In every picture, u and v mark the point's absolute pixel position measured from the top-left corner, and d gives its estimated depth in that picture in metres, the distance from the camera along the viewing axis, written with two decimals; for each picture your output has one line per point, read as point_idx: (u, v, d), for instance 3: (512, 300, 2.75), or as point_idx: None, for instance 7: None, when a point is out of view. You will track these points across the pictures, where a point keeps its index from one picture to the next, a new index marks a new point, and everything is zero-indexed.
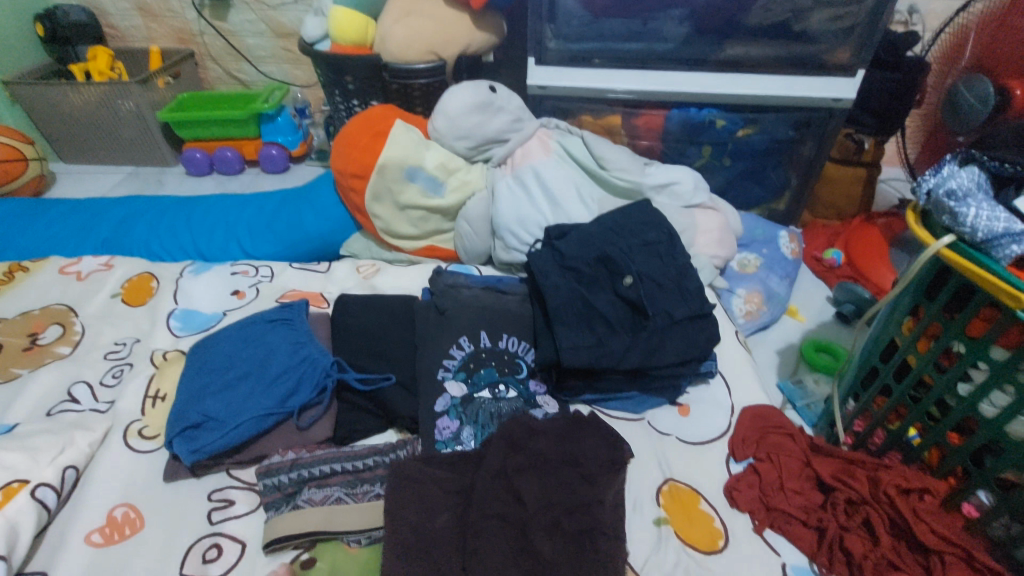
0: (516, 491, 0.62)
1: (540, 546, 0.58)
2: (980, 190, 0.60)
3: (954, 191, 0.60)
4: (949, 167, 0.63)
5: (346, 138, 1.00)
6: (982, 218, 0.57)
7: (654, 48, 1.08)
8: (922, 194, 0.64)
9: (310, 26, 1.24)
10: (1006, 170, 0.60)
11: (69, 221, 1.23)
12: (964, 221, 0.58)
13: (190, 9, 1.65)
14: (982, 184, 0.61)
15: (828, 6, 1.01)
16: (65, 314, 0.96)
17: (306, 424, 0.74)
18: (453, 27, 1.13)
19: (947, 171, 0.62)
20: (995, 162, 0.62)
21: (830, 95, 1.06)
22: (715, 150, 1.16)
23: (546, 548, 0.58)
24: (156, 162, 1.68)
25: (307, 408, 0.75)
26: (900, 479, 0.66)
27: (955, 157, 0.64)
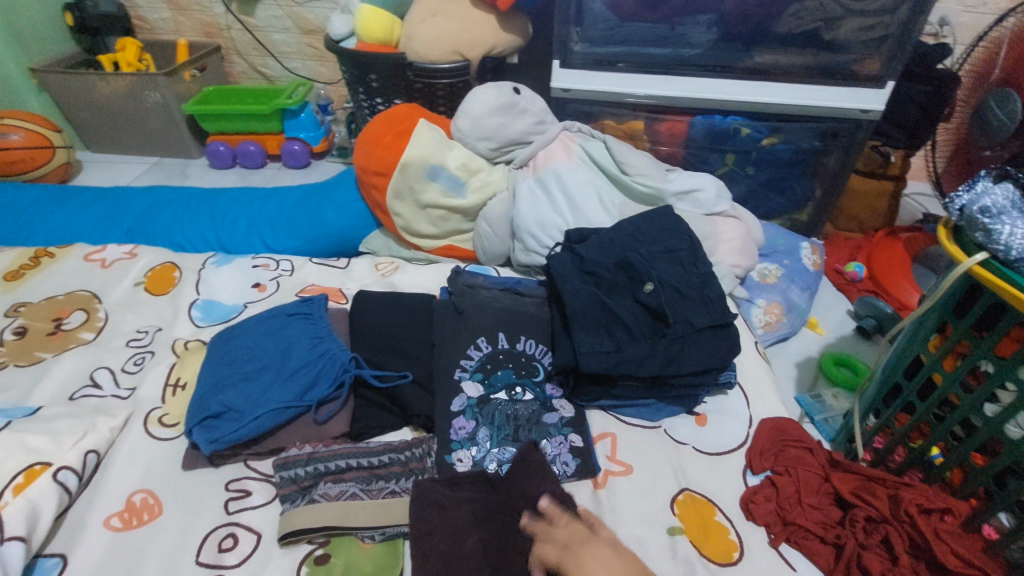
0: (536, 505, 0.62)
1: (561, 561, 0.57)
2: (1015, 208, 0.58)
3: (989, 208, 0.58)
4: (982, 184, 0.62)
5: (369, 135, 1.01)
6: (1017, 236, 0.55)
7: (681, 54, 1.08)
8: (954, 211, 0.62)
9: (338, 24, 1.25)
10: None
11: (95, 209, 1.25)
12: (998, 239, 0.56)
13: (218, 3, 1.67)
14: (1016, 202, 0.59)
15: (859, 16, 0.99)
16: (89, 300, 0.97)
17: (324, 418, 0.74)
18: (479, 28, 1.13)
19: (979, 188, 0.61)
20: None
21: (857, 106, 1.04)
22: (737, 158, 1.15)
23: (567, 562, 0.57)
24: (179, 153, 1.70)
25: (326, 402, 0.75)
26: (921, 499, 0.64)
27: (989, 174, 0.63)
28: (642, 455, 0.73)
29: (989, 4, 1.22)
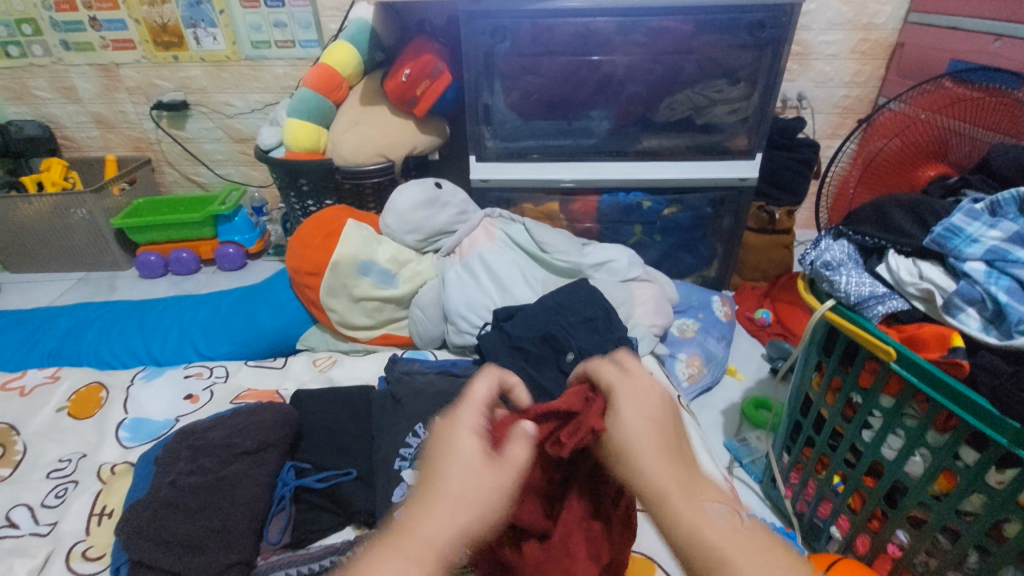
0: (250, 446, 0.77)
1: (240, 456, 0.76)
2: (1016, 240, 0.59)
3: (995, 257, 0.58)
4: (989, 218, 0.61)
5: (299, 240, 1.07)
6: (911, 277, 0.63)
7: (582, 142, 1.24)
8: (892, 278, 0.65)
9: (268, 136, 1.34)
10: (906, 248, 0.66)
11: (15, 335, 1.21)
12: (975, 287, 0.58)
13: (148, 120, 1.74)
14: None
15: (724, 103, 1.18)
16: (5, 433, 0.93)
17: (276, 538, 0.74)
18: (400, 132, 1.25)
19: (961, 206, 0.65)
20: (988, 256, 0.59)
21: (737, 176, 1.20)
22: (645, 228, 1.29)
23: (245, 459, 0.76)
24: (108, 267, 1.68)
25: (272, 523, 0.75)
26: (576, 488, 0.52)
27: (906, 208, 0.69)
28: None
29: (832, 81, 1.51)
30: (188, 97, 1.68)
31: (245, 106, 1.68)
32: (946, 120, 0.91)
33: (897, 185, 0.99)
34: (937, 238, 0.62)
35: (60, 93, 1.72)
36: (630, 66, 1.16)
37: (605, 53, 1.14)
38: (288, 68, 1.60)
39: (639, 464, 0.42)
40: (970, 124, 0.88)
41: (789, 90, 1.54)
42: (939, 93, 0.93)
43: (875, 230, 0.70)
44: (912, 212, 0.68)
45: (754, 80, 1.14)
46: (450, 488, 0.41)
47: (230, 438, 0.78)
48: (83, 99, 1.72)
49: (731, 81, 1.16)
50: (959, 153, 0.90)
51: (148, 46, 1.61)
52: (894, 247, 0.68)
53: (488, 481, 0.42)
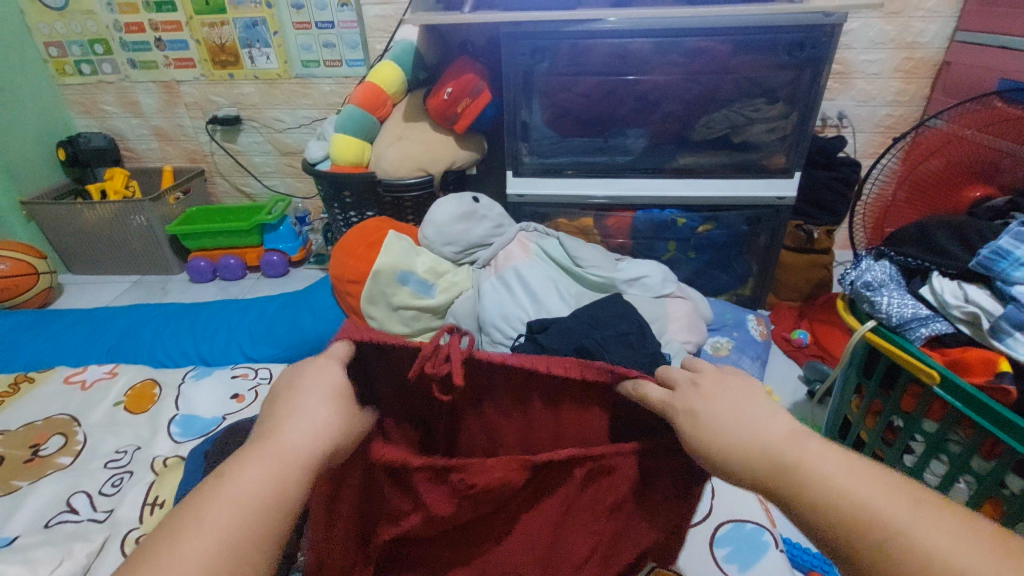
0: None
1: None
2: None
3: None
4: None
5: (343, 250, 1.12)
6: (956, 300, 0.63)
7: (617, 159, 1.25)
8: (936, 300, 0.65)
9: (315, 149, 1.41)
10: (950, 270, 0.65)
11: (78, 332, 1.30)
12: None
13: (203, 134, 1.85)
14: None
15: (762, 122, 1.18)
16: (68, 424, 0.99)
17: None
18: (440, 147, 1.29)
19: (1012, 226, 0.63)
20: None
21: (774, 195, 1.20)
22: (679, 245, 1.29)
23: None
24: (160, 271, 1.77)
25: None
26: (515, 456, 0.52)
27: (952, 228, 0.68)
28: None
29: (874, 100, 1.49)
30: (241, 112, 1.78)
31: (293, 121, 1.76)
32: (989, 140, 0.88)
33: (942, 208, 0.98)
34: (984, 260, 0.61)
35: (126, 108, 1.85)
36: (667, 85, 1.18)
37: (643, 74, 1.17)
38: (335, 86, 1.68)
39: (763, 445, 0.36)
40: (1015, 143, 0.85)
41: (829, 108, 1.52)
42: (971, 110, 0.91)
43: (919, 251, 0.69)
44: (957, 232, 0.67)
45: (793, 99, 1.14)
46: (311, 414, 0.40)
47: None
48: (146, 114, 1.85)
49: (769, 101, 1.16)
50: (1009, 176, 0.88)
51: (207, 64, 1.72)
52: (938, 269, 0.67)
53: (332, 412, 0.41)
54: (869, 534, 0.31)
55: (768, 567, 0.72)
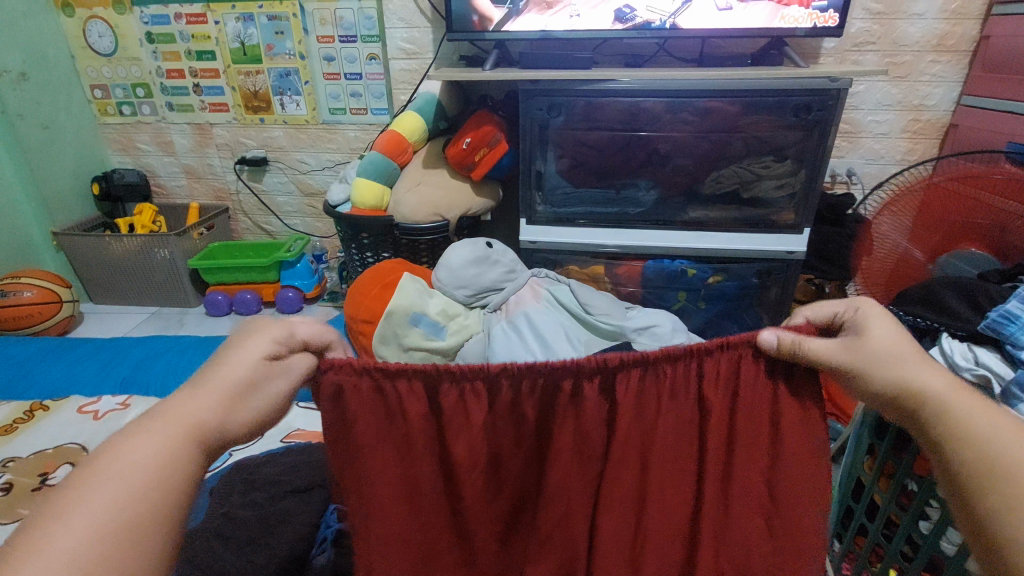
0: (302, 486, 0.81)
1: (287, 496, 0.79)
2: None
3: None
4: None
5: (358, 289, 1.15)
6: (966, 362, 0.62)
7: (629, 210, 1.29)
8: (949, 361, 0.64)
9: (337, 192, 1.46)
10: (957, 332, 0.66)
11: (95, 361, 1.32)
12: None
13: (231, 173, 1.93)
14: None
15: (770, 178, 1.21)
16: (77, 453, 1.00)
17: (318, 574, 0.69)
18: (458, 194, 1.34)
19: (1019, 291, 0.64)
20: None
21: (784, 249, 1.21)
22: (689, 295, 1.30)
23: (292, 497, 0.79)
24: (178, 303, 1.81)
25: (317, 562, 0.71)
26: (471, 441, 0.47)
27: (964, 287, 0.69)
28: None
29: (883, 159, 1.52)
30: (268, 154, 1.86)
31: (317, 164, 1.84)
32: (984, 199, 0.91)
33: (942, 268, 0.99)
34: (992, 323, 0.61)
35: (160, 147, 1.94)
36: (678, 141, 1.22)
37: (656, 130, 1.21)
38: (359, 132, 1.76)
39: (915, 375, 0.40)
40: (1011, 202, 0.88)
41: (838, 166, 1.55)
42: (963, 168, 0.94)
43: (929, 312, 0.70)
44: (967, 295, 0.68)
45: (801, 158, 1.17)
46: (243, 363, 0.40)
47: (284, 480, 0.82)
48: (178, 153, 1.94)
49: (778, 158, 1.20)
50: (1007, 236, 0.90)
51: (239, 109, 1.81)
52: (949, 330, 0.67)
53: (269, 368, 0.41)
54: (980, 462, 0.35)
55: None
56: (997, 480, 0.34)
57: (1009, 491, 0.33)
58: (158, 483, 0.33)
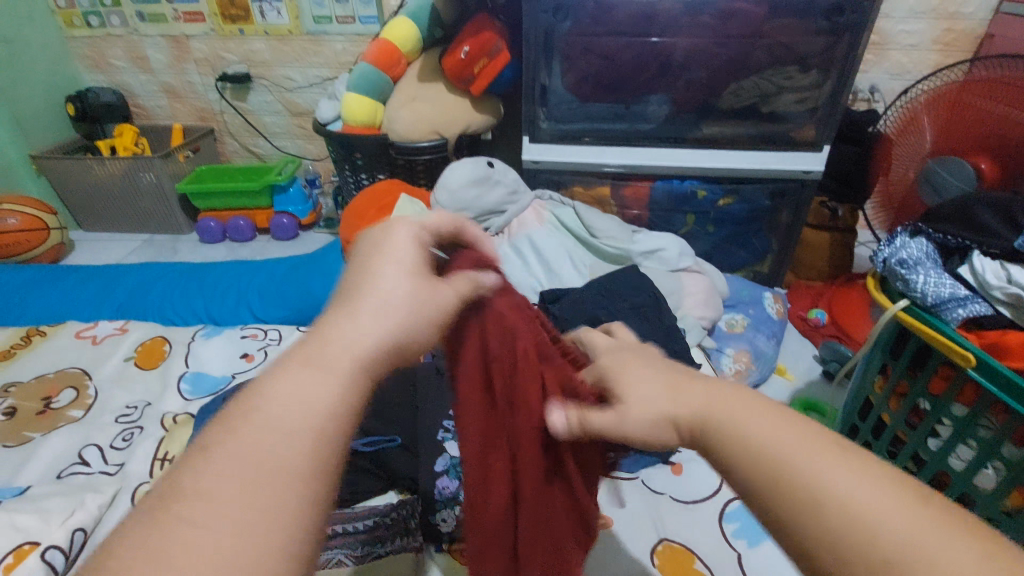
0: None
1: None
2: None
3: None
4: None
5: (355, 211, 1.12)
6: (998, 280, 0.60)
7: (638, 126, 1.21)
8: (978, 279, 0.62)
9: (326, 109, 1.37)
10: (989, 248, 0.63)
11: (89, 288, 1.30)
12: None
13: (212, 91, 1.81)
14: None
15: (792, 91, 1.12)
16: (79, 378, 1.00)
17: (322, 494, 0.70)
18: (456, 110, 1.25)
19: None
20: None
21: (801, 169, 1.15)
22: (698, 218, 1.26)
23: None
24: (170, 230, 1.76)
25: None
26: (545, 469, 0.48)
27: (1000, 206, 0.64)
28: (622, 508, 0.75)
29: (910, 73, 1.42)
30: (251, 70, 1.73)
31: (304, 80, 1.72)
32: (1004, 114, 0.86)
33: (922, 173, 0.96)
34: None
35: (134, 63, 1.80)
36: (695, 48, 1.12)
37: (671, 35, 1.11)
38: (347, 43, 1.63)
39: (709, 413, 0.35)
40: (1011, 108, 0.85)
41: (861, 81, 1.45)
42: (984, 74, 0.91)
43: (960, 229, 0.67)
44: (1001, 210, 0.64)
45: (828, 67, 1.08)
46: (359, 332, 0.35)
47: None
48: (155, 69, 1.80)
49: (803, 69, 1.11)
50: (1008, 151, 0.85)
51: (216, 19, 1.66)
52: (980, 248, 0.64)
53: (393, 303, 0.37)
54: (803, 495, 0.30)
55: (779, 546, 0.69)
56: (818, 486, 0.30)
57: (836, 501, 0.29)
58: (252, 481, 0.29)
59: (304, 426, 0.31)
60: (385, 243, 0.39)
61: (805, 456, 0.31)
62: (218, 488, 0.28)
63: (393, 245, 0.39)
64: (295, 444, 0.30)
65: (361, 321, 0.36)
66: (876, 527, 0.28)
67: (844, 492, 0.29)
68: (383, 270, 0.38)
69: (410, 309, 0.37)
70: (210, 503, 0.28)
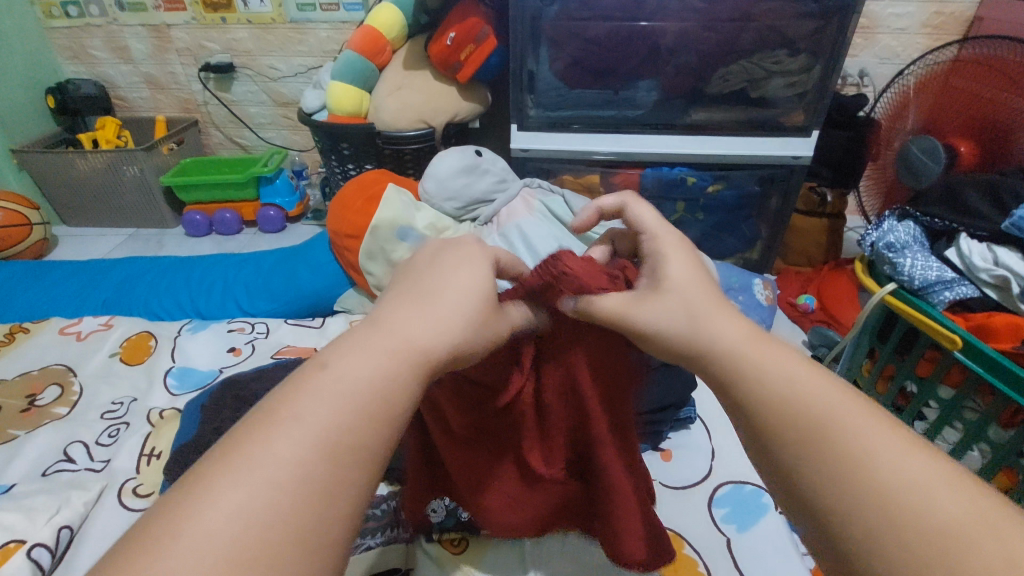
0: None
1: None
2: None
3: None
4: None
5: (342, 202, 1.11)
6: (984, 262, 0.61)
7: (628, 113, 1.19)
8: (965, 262, 0.62)
9: (311, 99, 1.35)
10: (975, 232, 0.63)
11: (73, 283, 1.28)
12: None
13: (195, 82, 1.77)
14: None
15: (781, 75, 1.11)
16: (64, 374, 0.99)
17: None
18: (442, 98, 1.24)
19: None
20: None
21: (790, 154, 1.15)
22: (687, 206, 1.24)
23: None
24: (156, 224, 1.73)
25: None
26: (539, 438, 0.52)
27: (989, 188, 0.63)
28: None
29: (899, 57, 1.41)
30: (234, 59, 1.70)
31: (288, 69, 1.69)
32: (992, 94, 0.85)
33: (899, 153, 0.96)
34: (1016, 221, 0.58)
35: (114, 53, 1.76)
36: (685, 32, 1.10)
37: (661, 19, 1.09)
38: (331, 31, 1.60)
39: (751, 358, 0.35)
40: (1000, 92, 0.84)
41: (850, 65, 1.44)
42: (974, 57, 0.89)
43: (945, 212, 0.67)
44: (988, 191, 0.63)
45: (817, 51, 1.08)
46: (418, 331, 0.35)
47: None
48: (136, 60, 1.77)
49: (792, 52, 1.10)
50: (992, 131, 0.85)
51: (198, 7, 1.63)
52: (966, 231, 0.65)
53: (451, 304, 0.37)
54: (839, 456, 0.30)
55: (768, 530, 0.69)
56: (853, 453, 0.30)
57: (871, 470, 0.29)
58: (310, 468, 0.28)
59: (359, 408, 0.31)
60: (448, 260, 0.39)
61: (846, 420, 0.31)
62: (267, 482, 0.27)
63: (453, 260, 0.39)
64: (351, 424, 0.30)
65: (422, 318, 0.36)
66: (910, 504, 0.27)
67: (887, 466, 0.29)
68: (444, 273, 0.39)
69: (462, 314, 0.37)
70: (245, 494, 0.26)
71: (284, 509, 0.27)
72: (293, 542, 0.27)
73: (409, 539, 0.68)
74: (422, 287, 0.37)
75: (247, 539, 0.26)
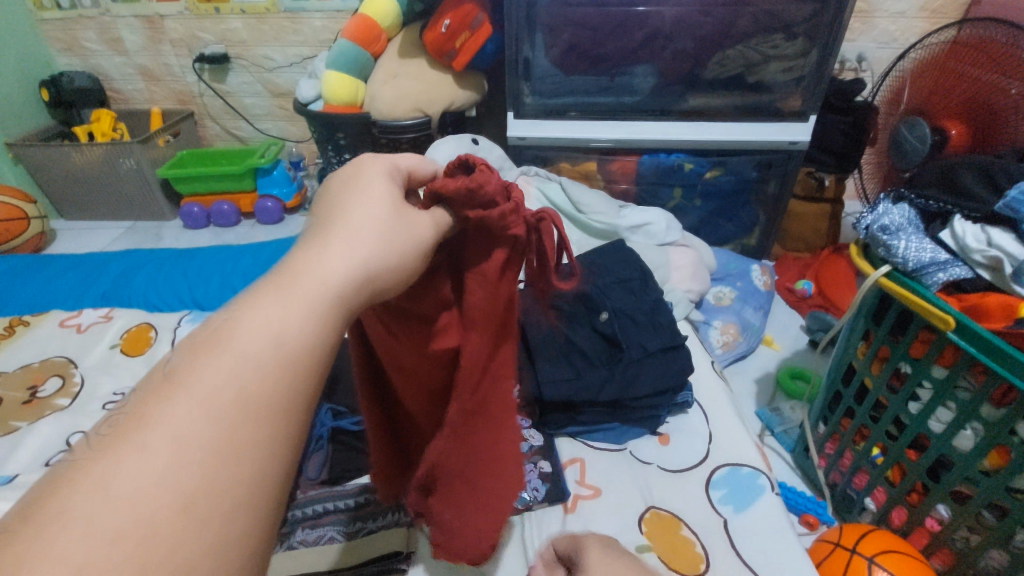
0: None
1: None
2: None
3: None
4: None
5: None
6: (978, 243, 0.60)
7: (625, 99, 1.19)
8: (958, 243, 0.62)
9: (307, 89, 1.34)
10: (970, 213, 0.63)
11: (72, 276, 1.28)
12: None
13: (190, 73, 1.76)
14: None
15: (778, 60, 1.11)
16: (64, 366, 0.99)
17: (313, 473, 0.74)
18: (438, 86, 1.23)
19: None
20: None
21: (788, 139, 1.14)
22: (685, 192, 1.25)
23: None
24: (154, 217, 1.73)
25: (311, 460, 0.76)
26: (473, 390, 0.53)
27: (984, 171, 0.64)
28: (610, 477, 0.76)
29: (897, 41, 1.40)
30: (228, 50, 1.69)
31: (283, 59, 1.68)
32: (987, 78, 0.84)
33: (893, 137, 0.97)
34: (1010, 202, 0.59)
35: (107, 45, 1.75)
36: (681, 16, 1.10)
37: (657, 4, 1.08)
38: (326, 20, 1.59)
39: None
40: (998, 74, 0.83)
41: (848, 50, 1.43)
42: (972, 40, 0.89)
43: (940, 193, 0.67)
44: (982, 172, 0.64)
45: (814, 35, 1.07)
46: (330, 263, 0.32)
47: None
48: (130, 52, 1.75)
49: (789, 36, 1.09)
50: (981, 114, 0.84)
51: None
52: (961, 212, 0.65)
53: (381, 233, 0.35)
54: None
55: (763, 509, 0.70)
56: None
57: None
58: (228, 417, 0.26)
59: (270, 359, 0.28)
60: (370, 188, 0.37)
61: None
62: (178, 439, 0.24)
63: (366, 181, 0.37)
64: (263, 378, 0.27)
65: (334, 253, 0.32)
66: None
67: None
68: (354, 203, 0.36)
69: (386, 243, 0.35)
70: (151, 465, 0.23)
71: (200, 483, 0.24)
72: (220, 524, 0.24)
73: (408, 522, 0.68)
74: (327, 216, 0.35)
75: (160, 525, 0.22)
